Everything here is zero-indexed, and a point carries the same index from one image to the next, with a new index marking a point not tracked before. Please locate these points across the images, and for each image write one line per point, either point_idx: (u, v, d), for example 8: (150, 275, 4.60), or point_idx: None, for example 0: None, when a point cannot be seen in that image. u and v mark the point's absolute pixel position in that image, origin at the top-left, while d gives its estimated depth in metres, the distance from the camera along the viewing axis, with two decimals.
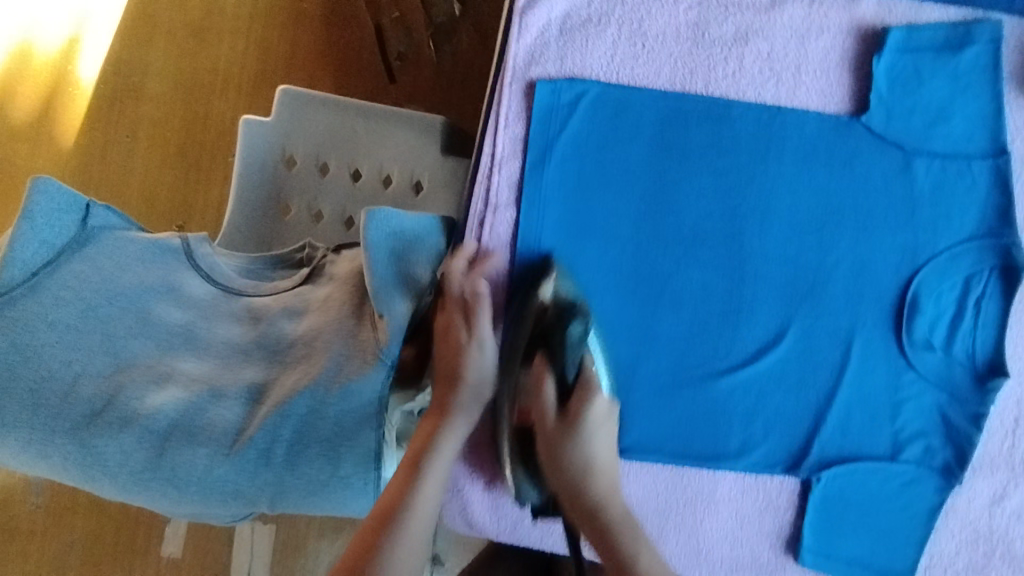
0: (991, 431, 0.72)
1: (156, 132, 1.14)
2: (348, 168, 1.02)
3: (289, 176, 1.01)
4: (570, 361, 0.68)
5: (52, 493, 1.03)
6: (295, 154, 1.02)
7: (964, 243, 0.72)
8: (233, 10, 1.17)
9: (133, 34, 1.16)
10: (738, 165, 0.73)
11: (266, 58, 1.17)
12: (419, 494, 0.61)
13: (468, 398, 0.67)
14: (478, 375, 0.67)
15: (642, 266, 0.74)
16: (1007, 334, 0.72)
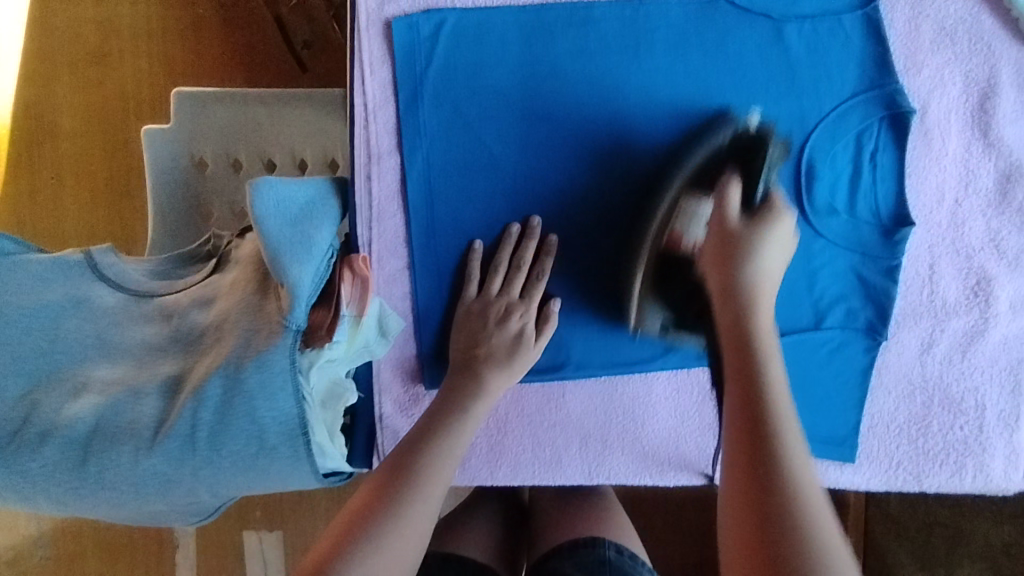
0: (906, 282, 0.73)
1: (76, 166, 1.13)
2: (260, 158, 1.00)
3: (202, 180, 1.00)
4: (509, 325, 0.68)
5: (55, 541, 1.04)
6: (203, 155, 1.00)
7: (849, 101, 0.71)
8: (128, 29, 1.13)
9: (35, 73, 1.13)
10: (610, 66, 0.72)
11: (169, 68, 1.13)
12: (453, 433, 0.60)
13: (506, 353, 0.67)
14: (506, 339, 0.68)
15: (539, 189, 0.73)
16: (906, 184, 0.72)
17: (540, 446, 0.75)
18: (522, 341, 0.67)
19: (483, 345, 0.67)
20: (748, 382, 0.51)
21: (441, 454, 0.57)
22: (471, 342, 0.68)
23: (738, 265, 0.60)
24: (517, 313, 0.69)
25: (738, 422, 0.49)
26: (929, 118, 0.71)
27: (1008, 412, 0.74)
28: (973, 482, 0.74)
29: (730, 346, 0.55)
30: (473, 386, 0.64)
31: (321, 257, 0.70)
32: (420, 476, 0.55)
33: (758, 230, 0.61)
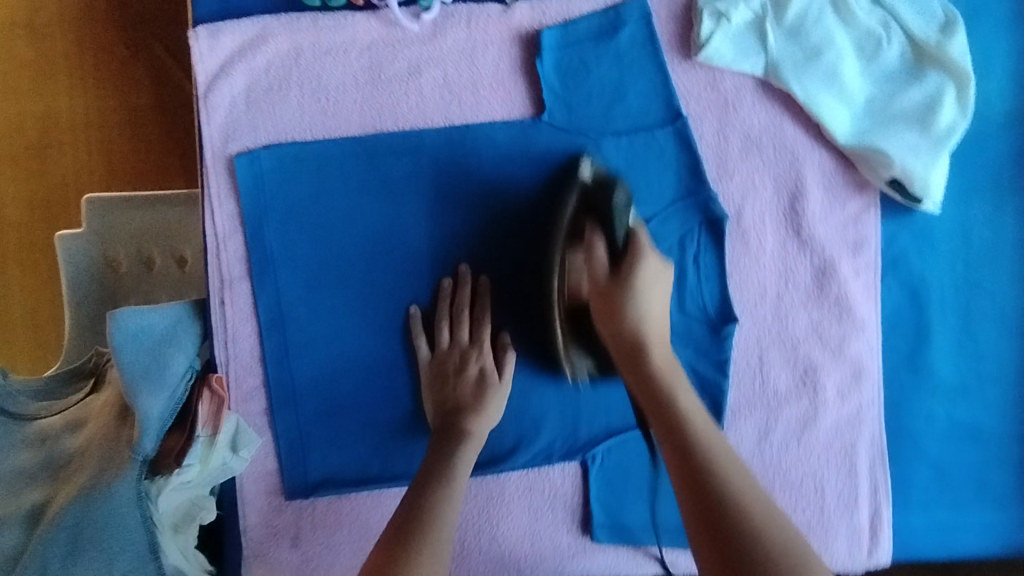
0: (737, 375, 0.76)
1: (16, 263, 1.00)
2: (173, 256, 0.95)
3: (116, 280, 0.94)
4: (472, 364, 0.74)
5: None
6: (117, 256, 0.95)
7: (669, 208, 0.75)
8: (66, 117, 0.99)
9: None
10: (444, 187, 0.76)
11: (110, 161, 0.99)
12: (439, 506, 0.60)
13: (473, 421, 0.70)
14: (475, 399, 0.72)
15: (384, 303, 0.77)
16: (728, 283, 0.76)
17: None
18: (488, 378, 0.73)
19: (459, 400, 0.72)
20: (661, 405, 0.60)
21: (419, 552, 0.55)
22: (447, 401, 0.72)
23: (618, 302, 0.65)
24: (473, 360, 0.74)
25: (660, 426, 0.59)
26: (745, 218, 0.76)
27: (847, 492, 0.77)
28: None
29: (626, 362, 0.64)
30: (430, 488, 0.62)
31: (174, 384, 0.74)
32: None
33: (631, 278, 0.66)
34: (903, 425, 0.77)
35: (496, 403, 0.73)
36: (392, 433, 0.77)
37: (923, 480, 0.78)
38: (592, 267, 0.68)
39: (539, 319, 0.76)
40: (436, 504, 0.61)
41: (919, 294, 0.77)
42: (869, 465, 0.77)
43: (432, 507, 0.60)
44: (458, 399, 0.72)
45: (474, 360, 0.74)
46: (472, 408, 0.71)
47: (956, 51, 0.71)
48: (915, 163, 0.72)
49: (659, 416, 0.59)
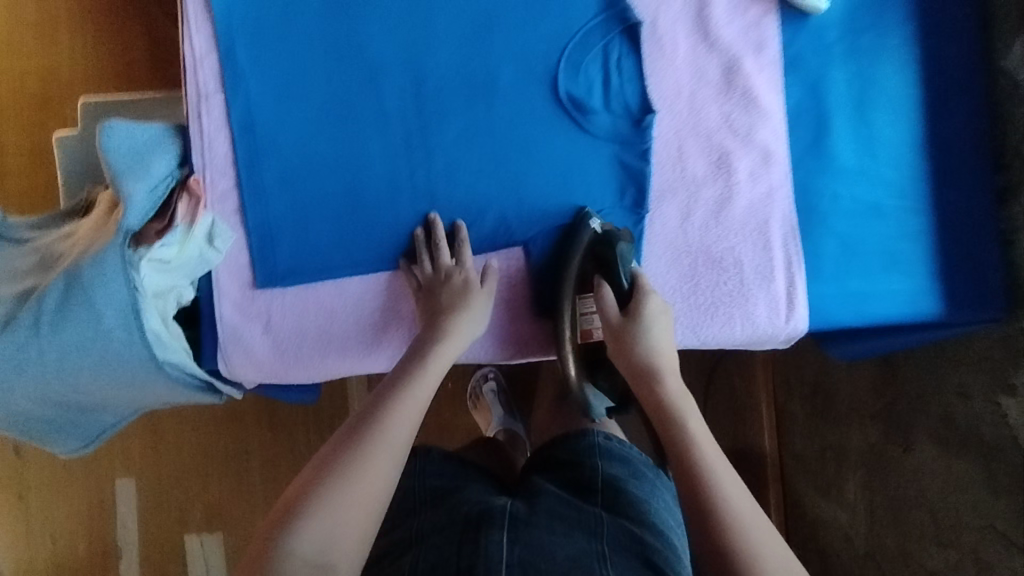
0: (658, 163, 0.86)
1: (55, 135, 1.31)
2: None
3: None
4: (454, 273, 0.82)
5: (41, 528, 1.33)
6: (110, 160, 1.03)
7: (592, 20, 0.86)
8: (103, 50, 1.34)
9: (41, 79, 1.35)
10: (395, 7, 0.87)
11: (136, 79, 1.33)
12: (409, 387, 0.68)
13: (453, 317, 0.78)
14: (451, 301, 0.80)
15: (342, 110, 0.86)
16: (647, 81, 0.86)
17: (362, 330, 0.86)
18: (471, 287, 0.81)
19: (446, 304, 0.80)
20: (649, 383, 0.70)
21: (367, 445, 0.61)
22: (428, 305, 0.81)
23: (627, 338, 0.73)
24: (457, 274, 0.82)
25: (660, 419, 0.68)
26: (659, 25, 0.86)
27: (764, 266, 0.85)
28: (742, 332, 0.85)
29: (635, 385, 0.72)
30: (391, 396, 0.66)
31: (154, 183, 0.83)
32: (336, 468, 0.59)
33: (638, 313, 0.74)
34: (813, 206, 0.86)
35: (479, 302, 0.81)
36: (353, 225, 0.86)
37: (833, 253, 0.85)
38: (604, 310, 0.76)
39: (479, 121, 0.87)
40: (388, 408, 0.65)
41: (817, 89, 0.87)
42: (782, 239, 0.85)
43: (390, 412, 0.64)
44: (440, 304, 0.80)
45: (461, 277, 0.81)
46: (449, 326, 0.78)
47: None
48: None
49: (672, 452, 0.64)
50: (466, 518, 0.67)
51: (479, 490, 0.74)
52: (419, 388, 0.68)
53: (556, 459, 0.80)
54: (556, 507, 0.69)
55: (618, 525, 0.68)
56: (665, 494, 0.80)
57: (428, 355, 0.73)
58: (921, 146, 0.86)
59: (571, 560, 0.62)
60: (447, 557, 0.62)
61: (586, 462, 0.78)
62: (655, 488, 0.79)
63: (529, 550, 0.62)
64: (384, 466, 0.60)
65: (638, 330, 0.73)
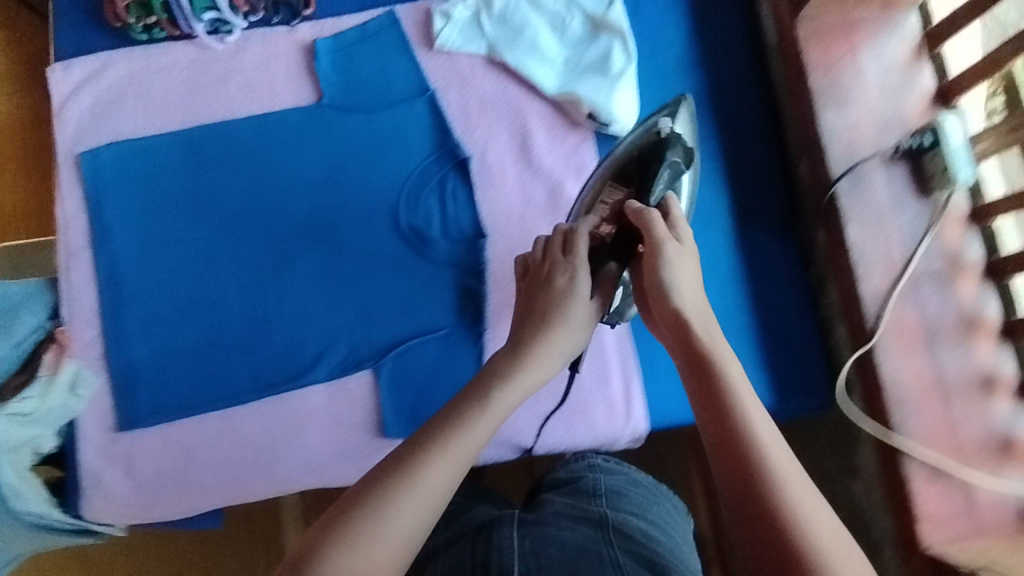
0: (495, 282, 0.92)
1: None
2: None
3: None
4: (560, 274, 0.72)
5: None
6: None
7: (428, 160, 0.95)
8: None
9: None
10: (248, 160, 0.95)
11: None
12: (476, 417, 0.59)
13: (557, 330, 0.69)
14: (561, 307, 0.70)
15: (200, 254, 0.93)
16: (480, 209, 0.94)
17: (221, 466, 0.89)
18: (574, 289, 0.71)
19: (554, 297, 0.70)
20: (700, 358, 0.61)
21: (398, 491, 0.52)
22: (527, 306, 0.72)
23: (663, 270, 0.67)
24: (560, 272, 0.72)
25: (704, 407, 0.58)
26: (489, 159, 0.95)
27: (601, 370, 0.91)
28: (584, 437, 0.90)
29: (690, 370, 0.61)
30: (482, 403, 0.61)
31: (21, 336, 0.86)
32: (397, 492, 0.52)
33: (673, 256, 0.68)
34: (642, 312, 0.92)
35: (585, 281, 0.71)
36: (212, 362, 0.90)
37: (665, 355, 0.91)
38: (650, 231, 0.69)
39: (327, 256, 0.93)
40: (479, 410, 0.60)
41: None
42: (616, 345, 0.91)
43: (465, 427, 0.58)
44: (549, 306, 0.70)
45: (562, 275, 0.71)
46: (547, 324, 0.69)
47: (617, 18, 0.94)
48: (598, 97, 0.92)
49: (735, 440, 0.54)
50: (477, 529, 0.74)
51: (481, 510, 0.79)
52: (513, 391, 0.63)
53: (557, 479, 0.84)
54: (564, 510, 0.76)
55: (618, 520, 0.74)
56: (670, 502, 0.84)
57: (515, 359, 0.66)
58: (737, 248, 0.92)
59: (573, 550, 0.69)
60: (468, 559, 0.70)
61: (585, 477, 0.82)
62: (658, 493, 0.84)
63: (539, 541, 0.70)
64: (409, 521, 0.52)
65: (662, 266, 0.67)
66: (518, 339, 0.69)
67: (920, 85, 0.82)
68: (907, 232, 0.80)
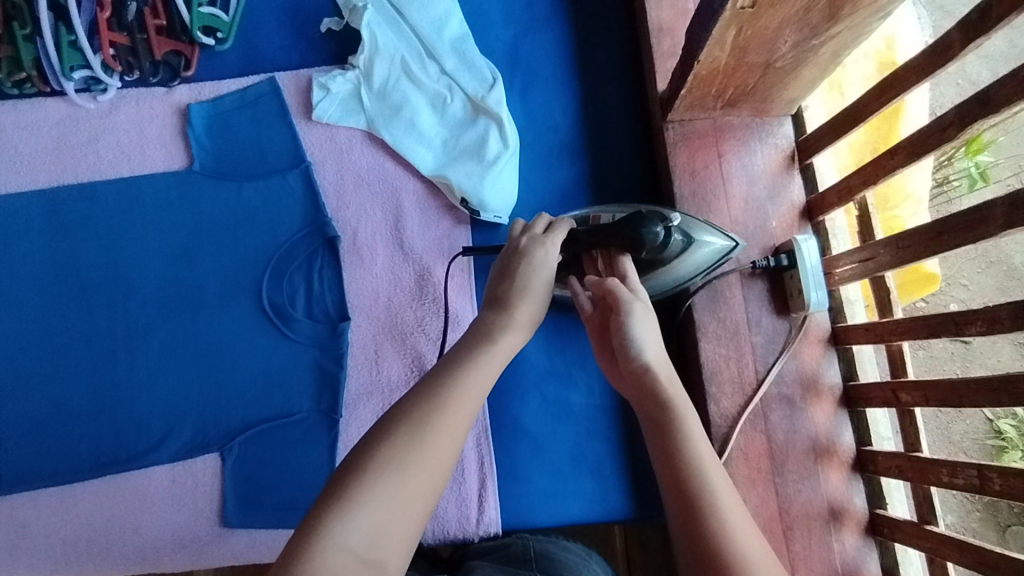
0: (355, 367, 0.89)
1: None
2: None
3: None
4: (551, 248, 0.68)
5: None
6: None
7: (296, 234, 0.93)
8: None
9: None
10: (112, 224, 0.93)
11: None
12: (460, 380, 0.55)
13: (518, 299, 0.63)
14: (535, 275, 0.65)
15: (51, 321, 0.90)
16: (346, 289, 0.91)
17: (52, 546, 0.85)
18: (543, 259, 0.66)
19: (513, 274, 0.66)
20: (650, 392, 0.57)
21: (402, 451, 0.49)
22: (501, 269, 0.67)
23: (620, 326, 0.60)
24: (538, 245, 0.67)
25: (660, 443, 0.54)
26: (360, 237, 0.93)
27: (454, 467, 0.86)
28: (432, 535, 0.85)
29: (643, 402, 0.57)
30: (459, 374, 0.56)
31: None
32: (373, 478, 0.48)
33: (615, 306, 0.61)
34: (505, 406, 0.87)
35: (551, 256, 0.67)
36: (52, 434, 0.87)
37: (525, 453, 0.87)
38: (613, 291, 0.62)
39: (183, 329, 0.90)
40: (456, 385, 0.54)
41: None
42: (474, 440, 0.86)
43: (444, 404, 0.53)
44: (510, 273, 0.66)
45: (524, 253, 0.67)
46: (517, 301, 0.63)
47: (494, 102, 0.91)
48: (470, 183, 0.89)
49: (678, 483, 0.51)
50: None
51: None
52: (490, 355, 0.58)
53: (482, 548, 0.82)
54: None
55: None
56: (597, 565, 0.79)
57: (497, 327, 0.61)
58: None
59: None
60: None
61: (514, 542, 0.80)
62: (585, 558, 0.79)
63: None
64: (421, 477, 0.49)
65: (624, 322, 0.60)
66: (495, 301, 0.64)
67: (789, 196, 0.80)
68: (763, 348, 0.76)
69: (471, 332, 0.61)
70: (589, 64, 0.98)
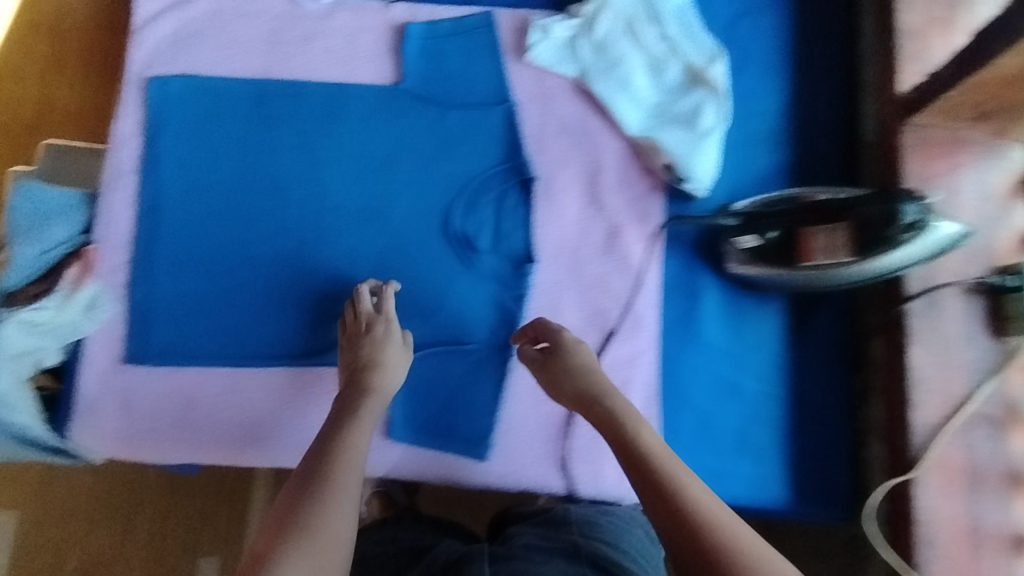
0: (534, 310, 0.90)
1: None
2: None
3: None
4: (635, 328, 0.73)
5: None
6: None
7: (491, 169, 0.93)
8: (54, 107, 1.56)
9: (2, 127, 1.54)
10: (313, 126, 0.93)
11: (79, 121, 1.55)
12: (349, 453, 0.68)
13: (374, 377, 0.79)
14: (370, 355, 0.81)
15: (245, 208, 0.91)
16: (534, 233, 0.92)
17: (218, 424, 0.87)
18: (398, 341, 0.83)
19: (363, 358, 0.81)
20: (619, 440, 0.65)
21: (309, 521, 0.61)
22: (348, 356, 0.82)
23: (559, 361, 0.74)
24: (381, 322, 0.83)
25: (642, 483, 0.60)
26: (555, 184, 0.93)
27: None
28: (589, 489, 0.86)
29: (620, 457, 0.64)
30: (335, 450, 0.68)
31: (50, 244, 0.87)
32: (292, 539, 0.59)
33: (563, 361, 0.73)
34: (674, 375, 0.90)
35: (392, 332, 0.83)
36: (235, 317, 0.89)
37: (689, 426, 0.89)
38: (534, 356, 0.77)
39: (370, 241, 0.91)
40: (329, 480, 0.65)
41: (693, 265, 0.92)
42: (640, 403, 0.88)
43: (336, 480, 0.65)
44: (359, 359, 0.81)
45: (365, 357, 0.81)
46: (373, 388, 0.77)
47: (716, 74, 0.90)
48: (682, 150, 0.88)
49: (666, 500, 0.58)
50: (447, 567, 0.75)
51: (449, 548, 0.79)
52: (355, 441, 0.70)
53: (528, 508, 0.86)
54: (534, 543, 0.76)
55: (593, 553, 0.74)
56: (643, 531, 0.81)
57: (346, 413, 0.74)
58: (785, 338, 0.91)
59: None
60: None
61: (559, 506, 0.84)
62: (630, 523, 0.81)
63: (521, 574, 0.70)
64: (334, 530, 0.61)
65: (564, 362, 0.73)
66: (350, 380, 0.79)
67: (1013, 221, 0.79)
68: (967, 366, 0.77)
69: (335, 414, 0.74)
70: (807, 58, 0.97)
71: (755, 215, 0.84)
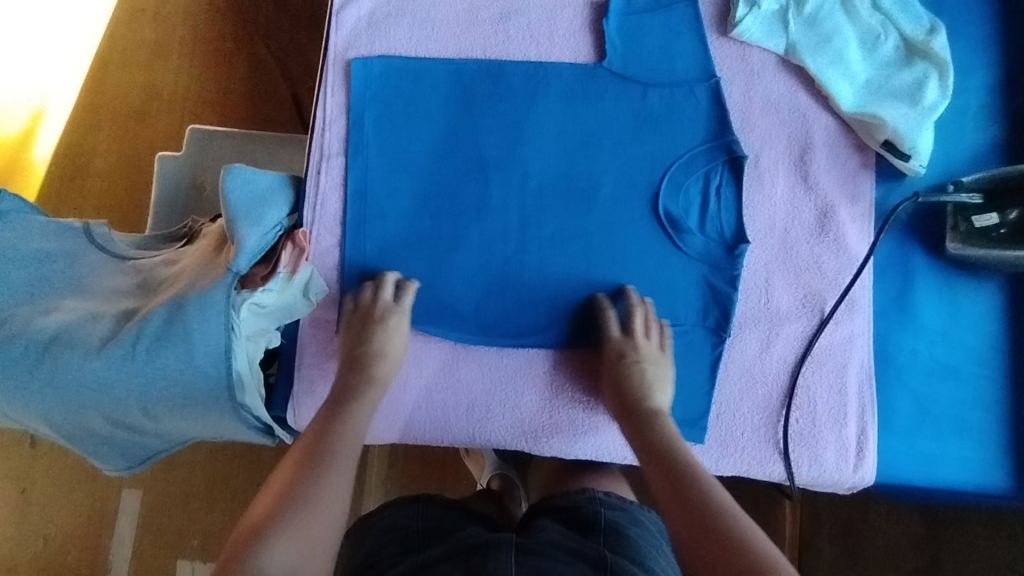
0: (745, 292, 0.89)
1: (114, 148, 1.55)
2: None
3: (200, 199, 1.33)
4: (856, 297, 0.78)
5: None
6: (204, 180, 1.35)
7: (698, 147, 0.91)
8: (174, 93, 1.57)
9: (125, 112, 1.56)
10: (515, 105, 0.92)
11: (201, 107, 1.56)
12: (345, 427, 0.72)
13: (383, 366, 0.81)
14: (380, 347, 0.82)
15: (450, 189, 0.91)
16: (744, 214, 0.90)
17: (432, 406, 0.88)
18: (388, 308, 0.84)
19: (636, 385, 0.79)
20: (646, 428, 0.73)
21: (304, 488, 0.62)
22: (353, 343, 0.83)
23: (625, 366, 0.81)
24: (371, 291, 0.86)
25: (654, 463, 0.67)
26: (762, 163, 0.91)
27: (837, 410, 0.86)
28: (808, 472, 0.86)
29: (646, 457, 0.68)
30: (332, 439, 0.70)
31: (268, 228, 0.87)
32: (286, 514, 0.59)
33: (619, 364, 0.81)
34: (888, 358, 0.88)
35: (403, 324, 0.85)
36: (444, 298, 0.89)
37: (908, 409, 0.87)
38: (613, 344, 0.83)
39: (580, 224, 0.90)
40: (328, 456, 0.67)
41: (905, 246, 0.90)
42: (857, 387, 0.87)
43: (332, 465, 0.66)
44: (357, 344, 0.83)
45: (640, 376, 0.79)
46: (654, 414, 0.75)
47: (938, 47, 0.88)
48: (905, 126, 0.87)
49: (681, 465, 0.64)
50: (473, 548, 0.64)
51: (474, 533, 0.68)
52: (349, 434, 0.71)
53: (552, 504, 0.76)
54: (561, 541, 0.66)
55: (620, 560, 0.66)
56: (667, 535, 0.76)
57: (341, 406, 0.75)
58: (1005, 319, 0.88)
59: None
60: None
61: (587, 506, 0.75)
62: (655, 534, 0.75)
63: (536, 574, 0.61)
64: (331, 497, 0.62)
65: (634, 365, 0.81)
66: (353, 364, 0.81)
67: None
68: None
69: (331, 400, 0.77)
70: (1021, 29, 0.94)
71: (999, 191, 0.82)
